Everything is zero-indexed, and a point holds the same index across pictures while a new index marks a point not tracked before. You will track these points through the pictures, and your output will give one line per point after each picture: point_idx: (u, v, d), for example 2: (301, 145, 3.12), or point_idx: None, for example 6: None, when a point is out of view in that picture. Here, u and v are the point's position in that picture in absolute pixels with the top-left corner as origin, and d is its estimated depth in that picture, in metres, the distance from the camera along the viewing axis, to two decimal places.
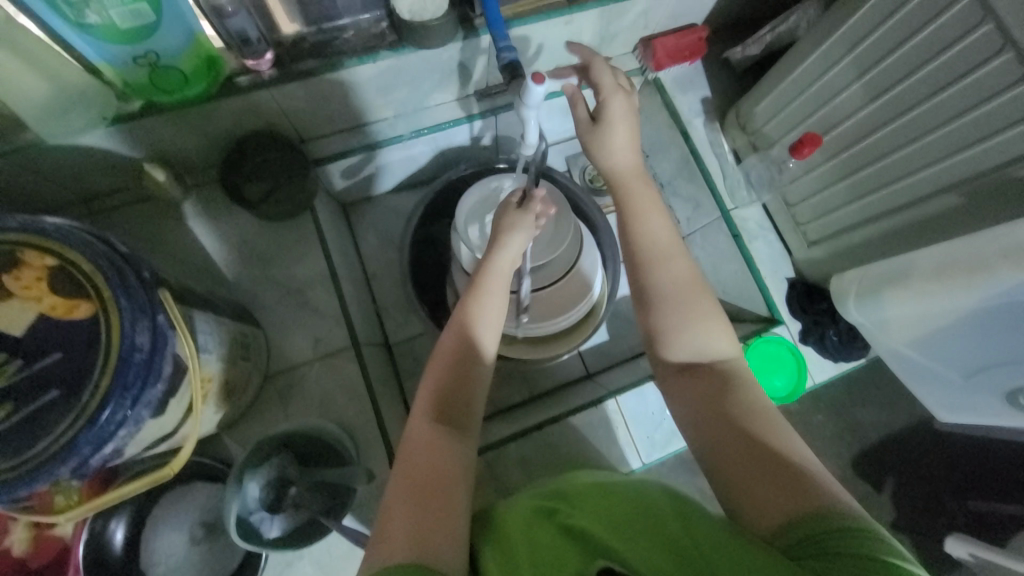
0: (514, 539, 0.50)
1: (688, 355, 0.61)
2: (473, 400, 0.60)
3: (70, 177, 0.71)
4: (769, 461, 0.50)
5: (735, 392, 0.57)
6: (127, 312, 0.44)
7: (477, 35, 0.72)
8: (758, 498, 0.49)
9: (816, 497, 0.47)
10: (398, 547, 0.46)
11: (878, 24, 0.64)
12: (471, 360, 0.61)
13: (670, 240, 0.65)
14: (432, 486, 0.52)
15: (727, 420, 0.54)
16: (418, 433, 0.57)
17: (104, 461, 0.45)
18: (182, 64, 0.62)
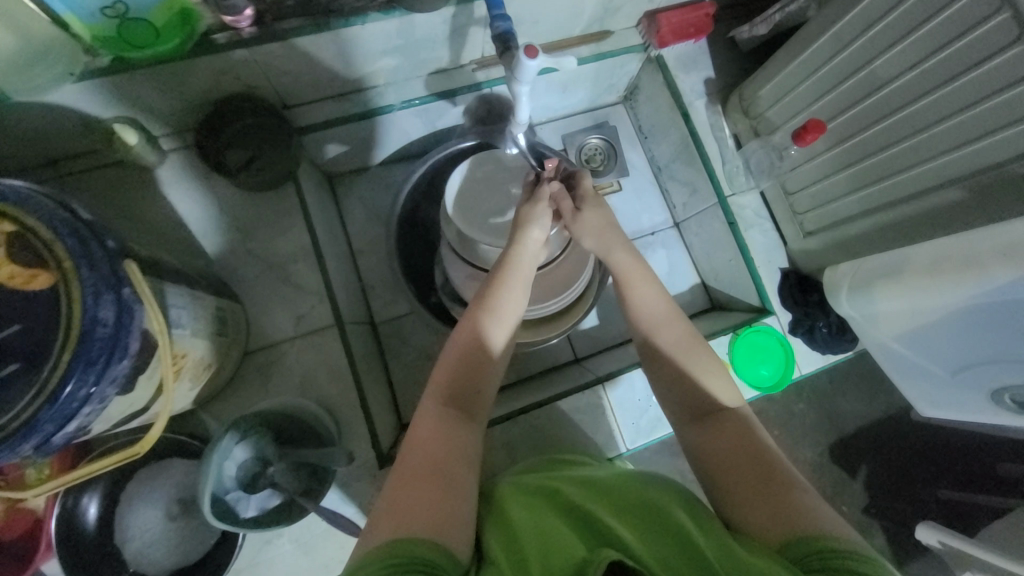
0: (519, 526, 0.51)
1: (689, 402, 0.64)
2: (485, 388, 0.61)
3: (36, 137, 0.67)
4: (767, 484, 0.55)
5: (735, 430, 0.60)
6: (89, 284, 0.41)
7: (471, 0, 0.68)
8: (752, 514, 0.54)
9: (811, 517, 0.51)
10: (408, 527, 0.48)
11: (892, 6, 0.61)
12: (482, 357, 0.61)
13: (667, 312, 0.67)
14: (442, 472, 0.54)
15: (727, 458, 0.58)
16: (430, 418, 0.58)
17: (69, 439, 0.43)
18: (153, 18, 0.57)
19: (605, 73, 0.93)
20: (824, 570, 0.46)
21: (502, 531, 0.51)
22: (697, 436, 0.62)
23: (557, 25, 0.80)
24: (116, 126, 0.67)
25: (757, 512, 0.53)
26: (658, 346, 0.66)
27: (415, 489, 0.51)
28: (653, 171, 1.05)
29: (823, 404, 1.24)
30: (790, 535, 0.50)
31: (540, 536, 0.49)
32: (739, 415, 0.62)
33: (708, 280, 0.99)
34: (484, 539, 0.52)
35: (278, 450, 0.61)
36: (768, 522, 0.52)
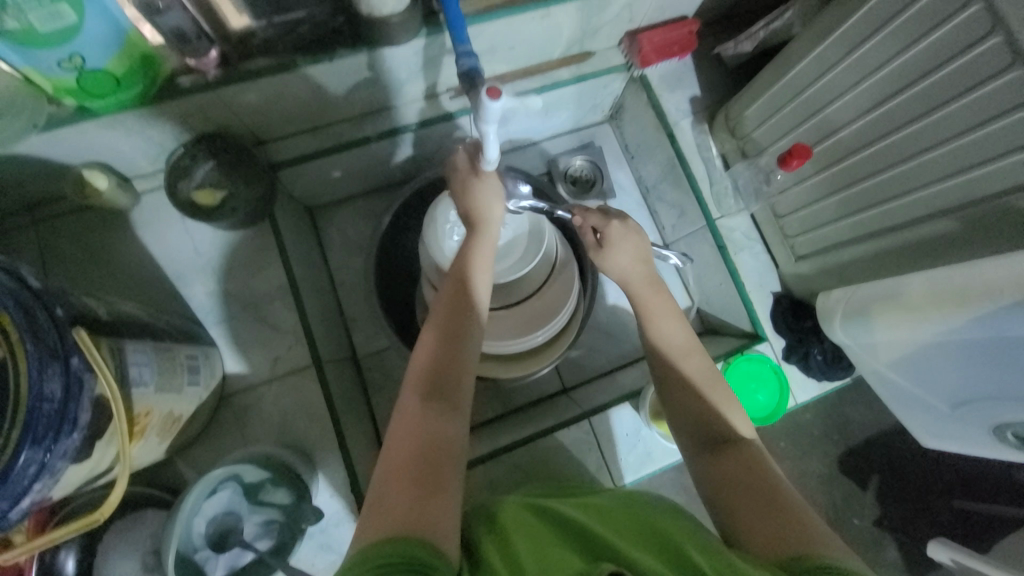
0: (516, 538, 0.46)
1: (700, 433, 0.61)
2: (463, 371, 0.57)
3: (5, 186, 0.67)
4: (766, 501, 0.52)
5: (748, 460, 0.57)
6: (34, 358, 0.40)
7: (440, 32, 0.66)
8: (753, 529, 0.51)
9: (811, 538, 0.48)
10: (389, 525, 0.44)
11: (881, 26, 0.58)
12: (460, 333, 0.58)
13: (688, 341, 0.66)
14: (425, 465, 0.49)
15: (729, 478, 0.55)
16: (408, 409, 0.53)
17: (24, 514, 0.42)
18: (112, 67, 0.56)
19: (587, 94, 0.91)
20: None
21: (494, 539, 0.47)
22: (708, 464, 0.58)
23: (534, 51, 0.78)
24: (87, 172, 0.67)
25: (759, 528, 0.50)
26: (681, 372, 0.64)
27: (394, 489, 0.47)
28: (641, 192, 1.03)
29: (827, 420, 1.20)
30: (789, 556, 0.46)
31: (537, 549, 0.44)
32: (753, 446, 0.58)
33: (700, 303, 0.97)
34: (478, 540, 0.48)
35: (250, 503, 0.62)
36: (764, 537, 0.49)
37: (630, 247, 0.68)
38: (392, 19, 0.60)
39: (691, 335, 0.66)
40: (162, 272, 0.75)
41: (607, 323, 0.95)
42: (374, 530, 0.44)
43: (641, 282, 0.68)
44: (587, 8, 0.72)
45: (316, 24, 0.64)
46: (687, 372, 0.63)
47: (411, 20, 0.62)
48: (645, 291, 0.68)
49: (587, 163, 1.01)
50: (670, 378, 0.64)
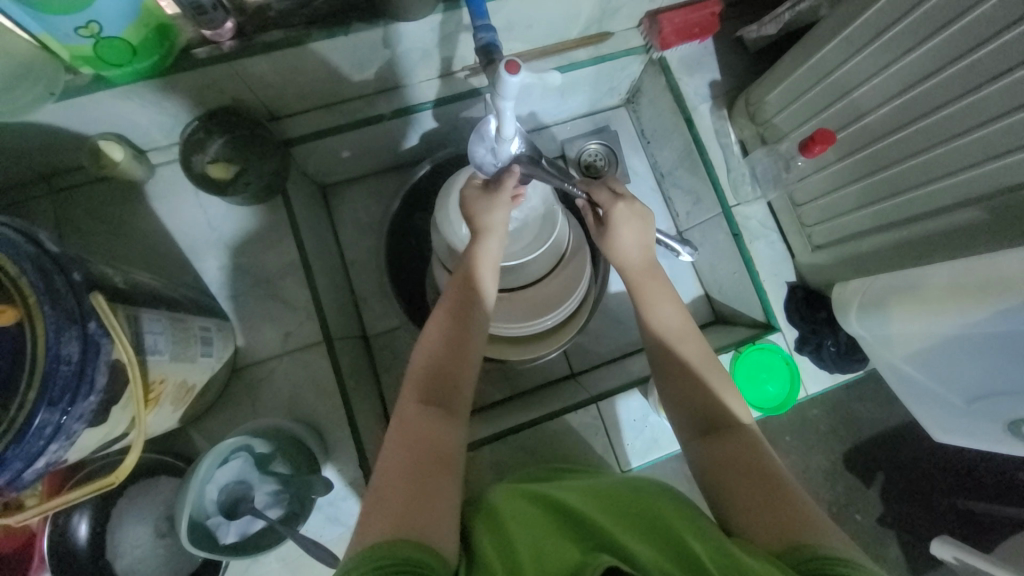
0: (512, 528, 0.46)
1: (694, 418, 0.61)
2: (463, 379, 0.58)
3: (23, 155, 0.68)
4: (766, 491, 0.51)
5: (745, 446, 0.56)
6: (52, 321, 0.40)
7: (458, 7, 0.65)
8: (753, 519, 0.50)
9: (814, 529, 0.46)
10: (383, 527, 0.44)
11: (912, 7, 0.56)
12: (458, 342, 0.59)
13: (685, 326, 0.66)
14: (421, 471, 0.49)
15: (724, 461, 0.55)
16: (410, 414, 0.54)
17: (40, 473, 0.43)
18: (128, 36, 0.55)
19: (605, 76, 0.89)
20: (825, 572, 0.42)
21: (492, 531, 0.47)
22: (705, 450, 0.58)
23: (552, 30, 0.76)
24: (102, 143, 0.67)
25: (761, 519, 0.49)
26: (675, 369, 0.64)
27: (394, 487, 0.47)
28: (656, 177, 1.01)
29: (836, 414, 1.19)
30: (791, 544, 0.45)
31: (535, 540, 0.44)
32: (750, 432, 0.58)
33: (712, 292, 0.96)
34: (474, 536, 0.48)
35: (261, 472, 0.63)
36: (767, 526, 0.48)
37: (635, 231, 0.68)
38: None
39: (688, 318, 0.67)
40: (176, 245, 0.75)
41: (616, 310, 0.95)
42: (373, 530, 0.44)
43: (645, 265, 0.68)
44: None
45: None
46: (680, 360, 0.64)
47: None
48: (645, 280, 0.68)
49: (601, 147, 1.00)
50: (671, 363, 0.64)
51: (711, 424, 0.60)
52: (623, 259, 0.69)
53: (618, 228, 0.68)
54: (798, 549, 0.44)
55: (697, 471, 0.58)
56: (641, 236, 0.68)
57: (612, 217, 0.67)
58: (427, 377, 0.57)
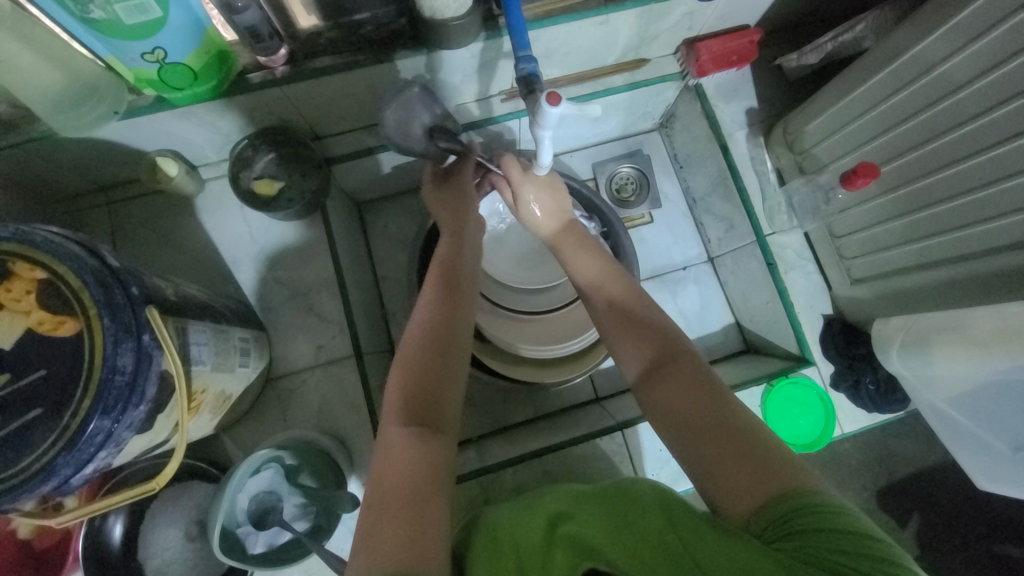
0: (507, 540, 0.49)
1: (638, 369, 0.57)
2: (441, 391, 0.54)
3: (86, 167, 0.72)
4: (729, 443, 0.48)
5: (689, 382, 0.54)
6: (110, 332, 0.42)
7: (500, 36, 0.67)
8: (734, 486, 0.46)
9: (788, 476, 0.45)
10: (386, 553, 0.41)
11: (962, 45, 0.55)
12: (446, 351, 0.56)
13: (606, 262, 0.66)
14: (415, 495, 0.46)
15: (685, 416, 0.52)
16: (394, 438, 0.50)
17: (86, 478, 0.45)
18: (189, 62, 0.58)
19: (640, 101, 0.90)
20: (799, 532, 0.40)
21: (489, 551, 0.48)
22: (653, 403, 0.54)
23: (588, 57, 0.78)
24: (160, 159, 0.71)
25: (733, 483, 0.46)
26: (628, 372, 0.58)
27: (379, 515, 0.45)
28: (688, 202, 1.01)
29: (869, 450, 1.14)
30: (771, 501, 0.43)
31: (520, 555, 0.46)
32: (695, 365, 0.55)
33: (742, 321, 0.95)
34: (472, 550, 0.50)
35: (289, 484, 0.64)
36: (742, 488, 0.46)
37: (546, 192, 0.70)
38: (453, 21, 0.61)
39: (612, 262, 0.66)
40: (220, 257, 0.79)
41: None
42: (363, 560, 0.41)
43: (557, 229, 0.70)
44: (647, 15, 0.71)
45: (380, 25, 0.66)
46: (629, 355, 0.59)
47: (471, 22, 0.62)
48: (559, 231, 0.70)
49: (633, 171, 1.01)
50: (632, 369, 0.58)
51: (653, 363, 0.56)
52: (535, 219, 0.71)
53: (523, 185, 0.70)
54: (773, 506, 0.43)
55: (664, 435, 0.54)
56: (549, 192, 0.70)
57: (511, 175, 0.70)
58: (410, 392, 0.54)
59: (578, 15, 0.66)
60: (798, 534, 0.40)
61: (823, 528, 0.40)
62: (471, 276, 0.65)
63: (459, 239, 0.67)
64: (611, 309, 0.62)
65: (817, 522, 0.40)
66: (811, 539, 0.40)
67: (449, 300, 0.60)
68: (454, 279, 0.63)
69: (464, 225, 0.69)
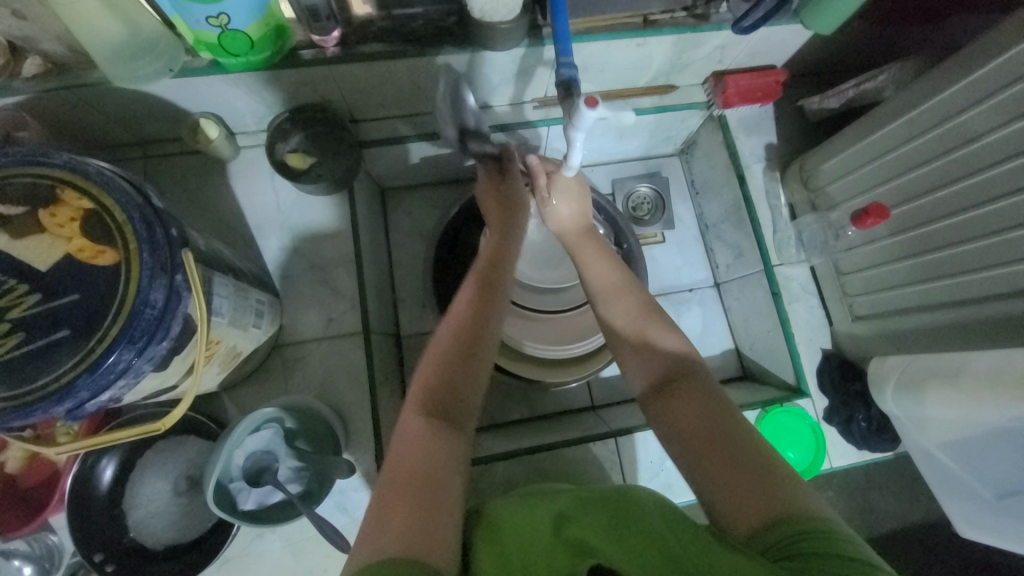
0: (510, 520, 0.49)
1: (649, 384, 0.59)
2: (471, 389, 0.54)
3: (130, 120, 0.75)
4: (735, 458, 0.49)
5: (702, 403, 0.55)
6: (147, 267, 0.44)
7: (542, 44, 0.70)
8: (740, 505, 0.47)
9: (793, 500, 0.45)
10: (390, 541, 0.41)
11: (977, 102, 0.58)
12: (473, 349, 0.56)
13: (625, 278, 0.67)
14: (424, 484, 0.46)
15: (691, 427, 0.53)
16: (411, 428, 0.50)
17: (99, 406, 0.46)
18: (250, 31, 0.60)
19: (664, 125, 0.93)
20: (804, 552, 0.41)
21: (491, 542, 0.47)
22: (660, 418, 0.56)
23: (622, 76, 0.81)
24: (203, 120, 0.73)
25: (736, 496, 0.47)
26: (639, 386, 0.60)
27: (389, 501, 0.44)
28: (700, 228, 1.04)
29: (854, 499, 1.13)
30: (777, 522, 0.44)
31: (524, 543, 0.45)
32: (708, 389, 0.56)
33: (742, 347, 0.97)
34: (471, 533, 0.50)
35: (287, 446, 0.65)
36: (746, 506, 0.46)
37: (570, 197, 0.72)
38: (501, 25, 0.64)
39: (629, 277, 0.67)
40: (245, 222, 0.81)
41: None
42: (371, 542, 0.41)
43: (577, 231, 0.71)
44: (682, 43, 0.74)
45: (429, 20, 0.69)
46: (638, 367, 0.61)
47: (518, 28, 0.65)
48: (581, 240, 0.71)
49: (651, 191, 1.04)
50: (642, 386, 0.60)
51: (662, 380, 0.58)
52: (563, 222, 0.72)
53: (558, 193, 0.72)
54: (776, 527, 0.43)
55: (673, 454, 0.55)
56: (578, 204, 0.72)
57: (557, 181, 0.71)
58: (433, 385, 0.53)
59: (619, 34, 0.70)
60: (802, 555, 0.40)
61: (826, 553, 0.40)
62: (511, 275, 0.64)
63: (508, 239, 0.68)
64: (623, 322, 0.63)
65: (816, 545, 0.41)
66: (813, 559, 0.40)
67: (485, 297, 0.60)
68: (496, 277, 0.62)
69: (512, 228, 0.69)
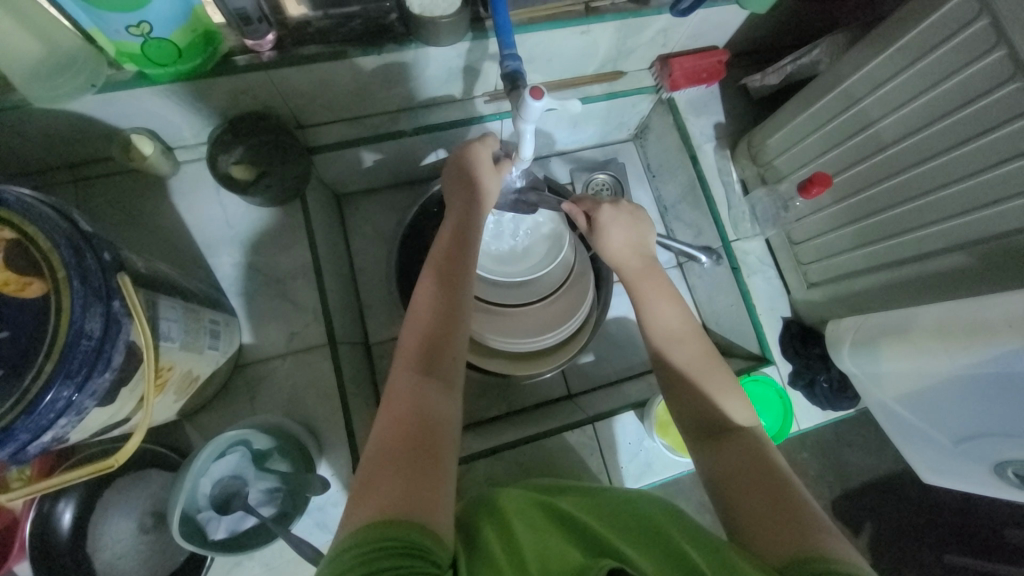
0: (515, 527, 0.47)
1: (700, 418, 0.61)
2: (459, 352, 0.58)
3: (54, 141, 0.70)
4: (773, 498, 0.51)
5: (744, 447, 0.57)
6: (79, 296, 0.41)
7: (486, 37, 0.69)
8: (765, 533, 0.49)
9: (818, 537, 0.47)
10: (384, 505, 0.44)
11: (903, 68, 0.61)
12: (455, 303, 0.60)
13: (684, 325, 0.67)
14: (417, 444, 0.49)
15: (733, 467, 0.55)
16: (399, 388, 0.54)
17: (43, 448, 0.43)
18: (175, 38, 0.57)
19: (616, 111, 0.94)
20: None
21: (496, 533, 0.47)
22: (704, 453, 0.58)
23: (571, 64, 0.81)
24: (134, 137, 0.69)
25: (768, 531, 0.49)
26: (686, 423, 0.62)
27: (381, 477, 0.46)
28: (659, 211, 1.06)
29: (826, 458, 1.18)
30: (801, 552, 0.45)
31: (541, 552, 0.43)
32: (751, 436, 0.58)
33: (709, 323, 0.99)
34: (480, 538, 0.47)
35: (256, 469, 0.63)
36: (773, 536, 0.48)
37: (623, 229, 0.71)
38: (442, 19, 0.63)
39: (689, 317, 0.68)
40: (193, 240, 0.77)
41: (615, 334, 0.96)
42: (366, 510, 0.44)
43: (637, 266, 0.70)
44: (626, 28, 0.75)
45: (369, 19, 0.66)
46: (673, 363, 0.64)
47: (461, 21, 0.64)
48: (639, 279, 0.70)
49: (610, 178, 1.04)
50: (690, 424, 0.62)
51: (718, 422, 0.60)
52: (614, 259, 0.71)
53: (608, 228, 0.71)
54: (805, 560, 0.44)
55: (707, 484, 0.57)
56: (628, 236, 0.71)
57: (601, 216, 0.71)
58: (421, 348, 0.57)
59: (562, 22, 0.70)
60: None
61: None
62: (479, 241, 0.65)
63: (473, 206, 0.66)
64: (678, 372, 0.64)
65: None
66: None
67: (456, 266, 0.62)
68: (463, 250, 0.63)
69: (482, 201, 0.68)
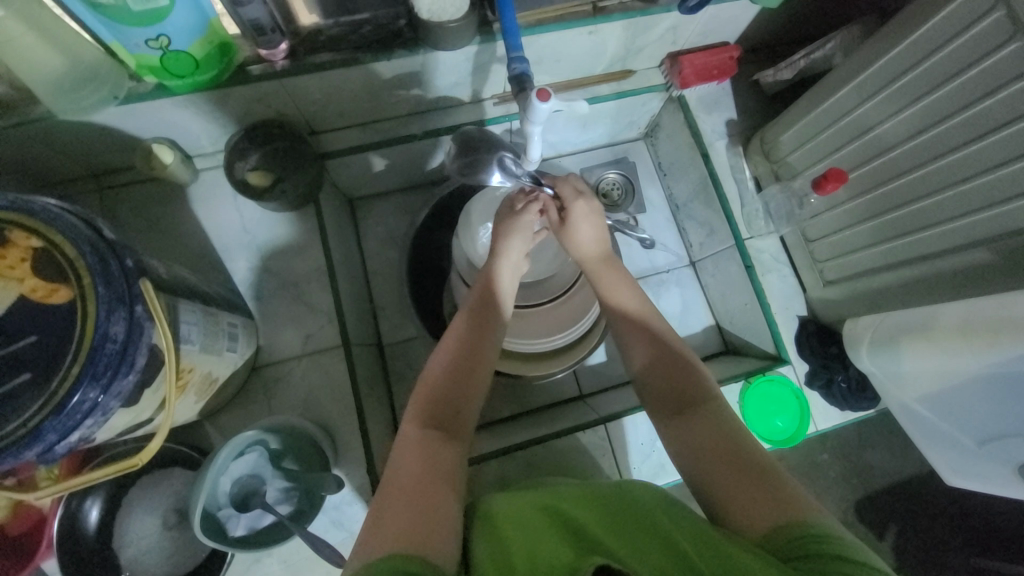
0: (510, 523, 0.47)
1: (666, 397, 0.61)
2: (470, 407, 0.59)
3: (80, 152, 0.73)
4: (746, 469, 0.51)
5: (712, 423, 0.56)
6: (104, 301, 0.43)
7: (494, 40, 0.69)
8: (747, 509, 0.48)
9: (800, 508, 0.47)
10: (392, 539, 0.44)
11: (919, 61, 0.60)
12: (478, 361, 0.61)
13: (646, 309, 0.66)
14: (427, 483, 0.50)
15: (705, 446, 0.54)
16: (410, 438, 0.54)
17: (71, 447, 0.45)
18: (193, 51, 0.59)
19: (626, 110, 0.94)
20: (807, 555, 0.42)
21: (489, 532, 0.47)
22: (675, 432, 0.58)
23: (579, 64, 0.81)
24: (156, 146, 0.72)
25: (744, 500, 0.49)
26: (654, 405, 0.62)
27: (395, 507, 0.47)
28: (671, 209, 1.05)
29: (847, 459, 1.16)
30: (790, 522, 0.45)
31: (533, 541, 0.43)
32: (718, 410, 0.58)
33: (722, 323, 0.98)
34: (473, 543, 0.47)
35: (273, 467, 0.65)
36: (757, 512, 0.48)
37: (591, 224, 0.67)
38: (449, 24, 0.63)
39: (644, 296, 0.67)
40: (212, 246, 0.80)
41: None
42: (381, 545, 0.44)
43: (599, 256, 0.68)
44: (634, 27, 0.74)
45: (378, 25, 0.67)
46: (638, 353, 0.64)
47: (468, 25, 0.64)
48: (598, 267, 0.68)
49: (619, 176, 1.04)
50: (658, 407, 0.61)
51: (685, 405, 0.59)
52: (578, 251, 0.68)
53: (578, 222, 0.66)
54: (789, 530, 0.44)
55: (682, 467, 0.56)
56: (596, 228, 0.67)
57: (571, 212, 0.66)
58: (432, 400, 0.58)
59: (568, 23, 0.70)
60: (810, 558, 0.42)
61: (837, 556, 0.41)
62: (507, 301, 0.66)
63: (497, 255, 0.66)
64: (650, 361, 0.62)
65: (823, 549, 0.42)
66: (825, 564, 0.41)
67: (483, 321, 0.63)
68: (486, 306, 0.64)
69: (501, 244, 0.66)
